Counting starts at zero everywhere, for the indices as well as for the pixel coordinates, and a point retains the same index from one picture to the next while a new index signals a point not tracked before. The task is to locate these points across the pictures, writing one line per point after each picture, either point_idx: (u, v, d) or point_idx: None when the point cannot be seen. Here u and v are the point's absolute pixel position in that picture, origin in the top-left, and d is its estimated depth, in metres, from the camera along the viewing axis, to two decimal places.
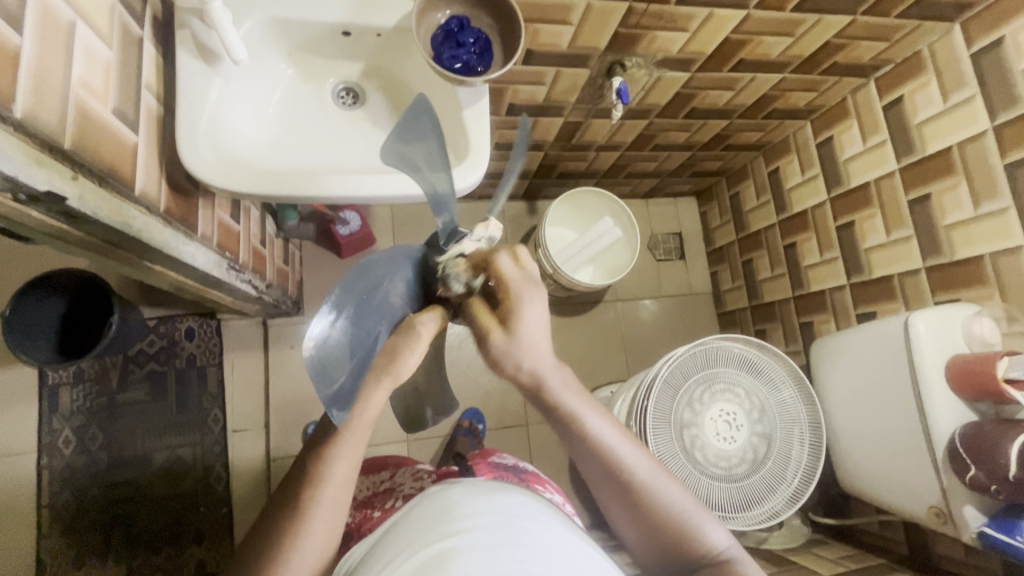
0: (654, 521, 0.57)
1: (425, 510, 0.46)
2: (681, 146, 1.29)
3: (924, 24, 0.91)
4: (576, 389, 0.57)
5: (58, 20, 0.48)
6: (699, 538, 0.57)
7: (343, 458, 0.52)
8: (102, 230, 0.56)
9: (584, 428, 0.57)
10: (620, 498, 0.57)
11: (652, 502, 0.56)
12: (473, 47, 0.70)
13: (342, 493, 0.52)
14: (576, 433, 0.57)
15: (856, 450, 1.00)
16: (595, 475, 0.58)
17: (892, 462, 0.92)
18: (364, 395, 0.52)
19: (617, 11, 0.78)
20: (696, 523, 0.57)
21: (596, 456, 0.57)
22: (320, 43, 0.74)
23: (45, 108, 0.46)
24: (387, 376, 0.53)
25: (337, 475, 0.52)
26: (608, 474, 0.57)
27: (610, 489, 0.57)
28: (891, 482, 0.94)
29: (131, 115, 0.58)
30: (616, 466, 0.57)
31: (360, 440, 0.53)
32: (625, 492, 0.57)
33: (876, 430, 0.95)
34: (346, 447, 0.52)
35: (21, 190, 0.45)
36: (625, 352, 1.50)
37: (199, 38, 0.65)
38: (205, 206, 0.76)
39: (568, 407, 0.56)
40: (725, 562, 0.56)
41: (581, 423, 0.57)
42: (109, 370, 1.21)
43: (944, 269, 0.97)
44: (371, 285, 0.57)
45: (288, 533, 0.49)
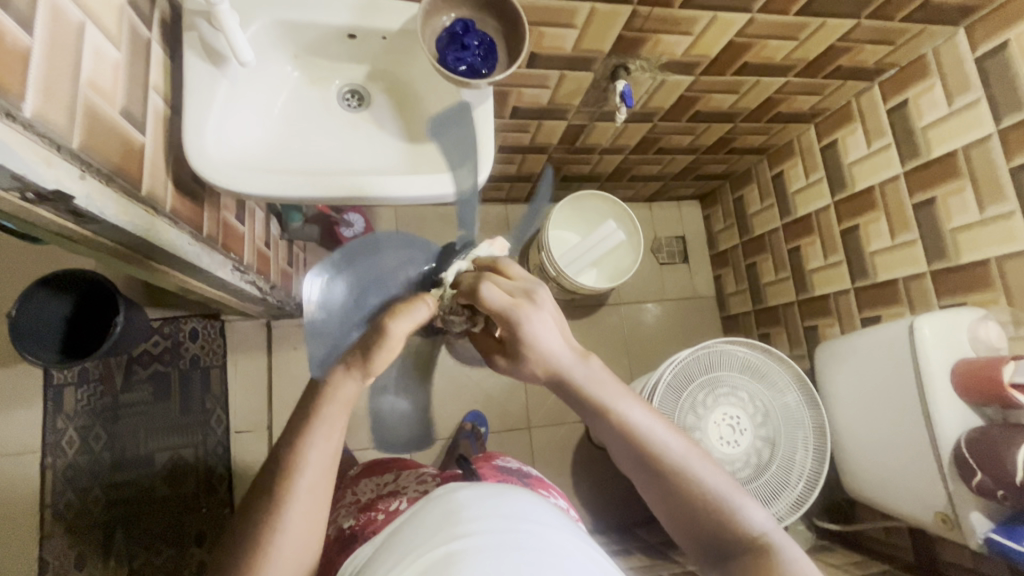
0: (687, 504, 0.50)
1: (429, 514, 0.46)
2: (685, 149, 1.29)
3: (928, 28, 0.91)
4: (604, 376, 0.54)
5: (68, 21, 0.48)
6: (739, 519, 0.49)
7: (319, 444, 0.50)
8: (109, 230, 0.56)
9: (612, 410, 0.52)
10: (649, 481, 0.51)
11: (684, 481, 0.50)
12: (477, 50, 0.70)
13: (320, 481, 0.49)
14: (603, 417, 0.52)
15: (862, 454, 0.99)
16: (624, 459, 0.52)
17: (897, 466, 0.92)
18: (333, 385, 0.52)
19: (621, 15, 0.78)
20: (736, 503, 0.49)
21: (624, 440, 0.52)
22: (327, 46, 0.74)
23: (55, 108, 0.46)
24: (358, 365, 0.54)
25: (315, 462, 0.49)
26: (636, 458, 0.51)
27: (641, 474, 0.52)
28: (896, 487, 0.93)
29: (139, 116, 0.59)
30: (646, 450, 0.51)
31: (335, 427, 0.51)
32: (655, 475, 0.51)
33: (881, 435, 0.94)
34: (320, 433, 0.50)
35: (29, 188, 0.46)
36: (628, 355, 1.49)
37: (207, 40, 0.66)
38: (210, 207, 0.77)
39: (593, 393, 0.53)
40: (766, 545, 0.47)
41: (606, 408, 0.52)
42: (113, 370, 1.22)
43: (949, 273, 0.97)
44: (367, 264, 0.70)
45: (264, 525, 0.46)
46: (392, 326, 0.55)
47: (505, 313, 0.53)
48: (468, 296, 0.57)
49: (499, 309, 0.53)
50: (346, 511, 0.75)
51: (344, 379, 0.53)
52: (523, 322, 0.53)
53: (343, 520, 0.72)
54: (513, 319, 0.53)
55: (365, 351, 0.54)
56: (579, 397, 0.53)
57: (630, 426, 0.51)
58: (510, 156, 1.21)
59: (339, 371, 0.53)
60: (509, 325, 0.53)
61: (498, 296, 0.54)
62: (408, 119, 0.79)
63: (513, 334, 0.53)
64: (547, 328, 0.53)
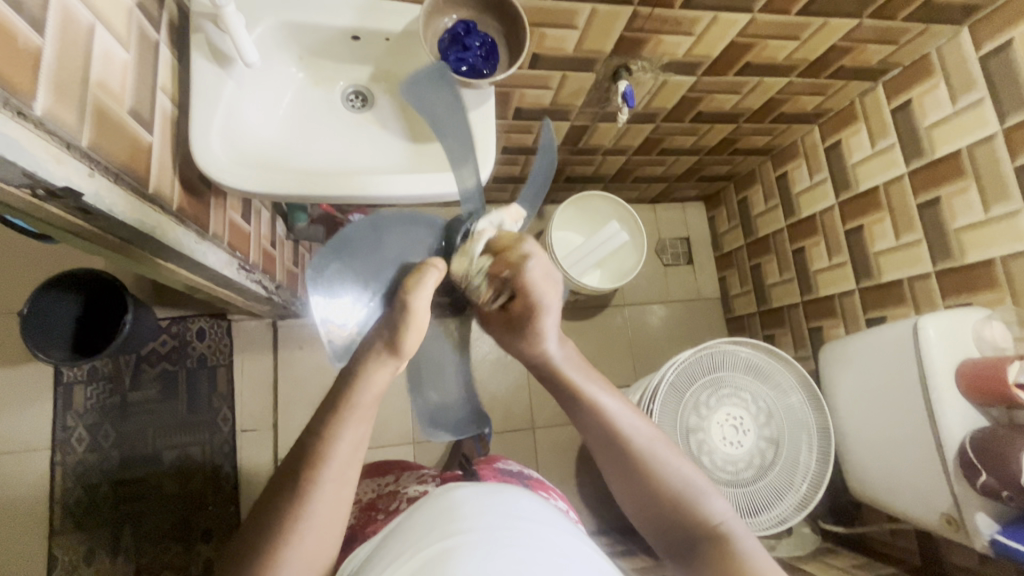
0: (652, 490, 0.55)
1: (429, 510, 0.46)
2: (688, 150, 1.29)
3: (931, 27, 0.91)
4: (578, 365, 0.62)
5: (79, 22, 0.49)
6: (699, 506, 0.54)
7: (348, 438, 0.50)
8: (116, 227, 0.57)
9: (584, 397, 0.59)
10: (618, 465, 0.57)
11: (646, 467, 0.55)
12: (478, 50, 0.71)
13: (335, 478, 0.49)
14: (576, 402, 0.60)
15: (864, 456, 0.98)
16: (595, 443, 0.59)
17: (900, 467, 0.91)
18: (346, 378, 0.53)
19: (621, 16, 0.79)
20: (696, 490, 0.55)
21: (597, 422, 0.58)
22: (331, 48, 0.75)
23: (64, 107, 0.47)
24: (390, 354, 0.53)
25: (343, 454, 0.49)
26: (607, 444, 0.57)
27: (611, 459, 0.57)
28: (900, 489, 0.92)
29: (147, 116, 0.60)
30: (617, 434, 0.57)
31: (364, 419, 0.51)
32: (623, 460, 0.57)
33: (882, 436, 0.94)
34: (351, 426, 0.50)
35: (42, 186, 0.46)
36: (632, 356, 1.49)
37: (213, 42, 0.67)
38: (216, 206, 0.78)
39: (568, 377, 0.61)
40: (723, 533, 0.52)
41: (582, 393, 0.60)
42: (122, 369, 1.23)
43: (954, 273, 0.96)
44: (366, 247, 0.61)
45: (287, 515, 0.47)
46: (413, 302, 0.54)
47: (536, 290, 0.58)
48: (509, 269, 0.59)
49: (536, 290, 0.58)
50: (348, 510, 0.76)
51: (379, 368, 0.53)
52: (543, 300, 0.59)
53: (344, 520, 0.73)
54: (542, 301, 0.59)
55: (393, 334, 0.53)
56: (559, 381, 0.61)
57: (600, 409, 0.58)
58: (514, 157, 1.22)
59: (373, 357, 0.53)
60: (529, 300, 0.59)
61: (539, 272, 0.58)
62: (412, 120, 0.80)
63: (531, 310, 0.60)
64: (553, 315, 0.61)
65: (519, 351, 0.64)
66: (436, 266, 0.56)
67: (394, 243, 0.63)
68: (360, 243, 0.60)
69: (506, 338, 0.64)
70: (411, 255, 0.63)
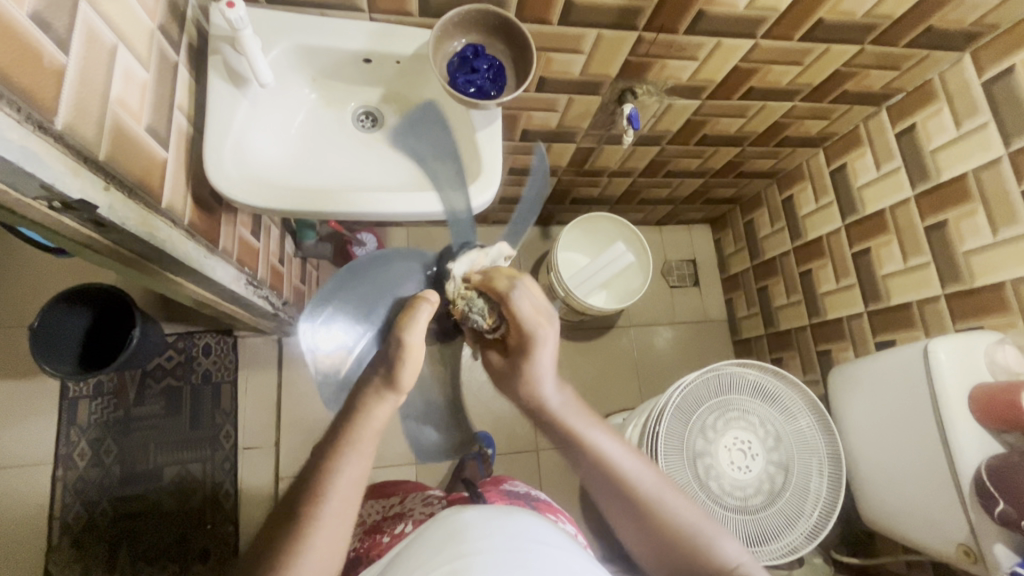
0: (661, 535, 0.55)
1: (435, 534, 0.46)
2: (694, 173, 1.30)
3: (933, 54, 0.92)
4: (577, 411, 0.62)
5: (102, 42, 0.51)
6: (715, 549, 0.53)
7: (347, 473, 0.51)
8: (128, 239, 0.58)
9: (586, 444, 0.59)
10: (626, 511, 0.57)
11: (656, 511, 0.56)
12: (487, 73, 0.72)
13: (344, 508, 0.50)
14: (579, 448, 0.59)
15: (876, 484, 0.96)
16: (601, 490, 0.58)
17: (912, 493, 0.89)
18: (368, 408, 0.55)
19: (627, 41, 0.81)
20: (708, 532, 0.54)
21: (600, 469, 0.58)
22: (344, 70, 0.77)
23: (84, 122, 0.48)
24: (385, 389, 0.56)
25: (344, 486, 0.50)
26: (612, 487, 0.57)
27: (617, 503, 0.57)
28: (913, 516, 0.90)
29: (163, 133, 0.62)
30: (621, 480, 0.57)
31: (364, 454, 0.52)
32: (630, 507, 0.57)
33: (894, 462, 0.92)
34: (349, 462, 0.51)
35: (58, 199, 0.48)
36: (638, 379, 1.48)
37: (230, 63, 0.69)
38: (227, 221, 0.80)
39: (569, 422, 0.61)
40: None
41: (582, 437, 0.60)
42: (128, 384, 1.24)
43: (964, 296, 0.95)
44: (366, 283, 0.67)
45: (289, 547, 0.46)
46: (407, 339, 0.56)
47: (529, 322, 0.62)
48: (497, 293, 0.64)
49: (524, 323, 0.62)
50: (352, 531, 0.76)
51: (378, 402, 0.56)
52: (541, 337, 0.62)
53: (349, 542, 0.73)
54: (534, 335, 0.62)
55: (389, 367, 0.56)
56: (556, 425, 0.61)
57: (603, 455, 0.58)
58: (520, 179, 1.24)
59: (371, 395, 0.56)
60: (526, 334, 0.62)
61: (527, 307, 0.62)
62: None
63: (527, 345, 0.63)
64: (550, 351, 0.63)
65: (520, 401, 0.64)
66: (430, 302, 0.59)
67: (394, 277, 0.68)
68: (359, 276, 0.66)
69: (507, 380, 0.65)
70: (403, 288, 0.68)
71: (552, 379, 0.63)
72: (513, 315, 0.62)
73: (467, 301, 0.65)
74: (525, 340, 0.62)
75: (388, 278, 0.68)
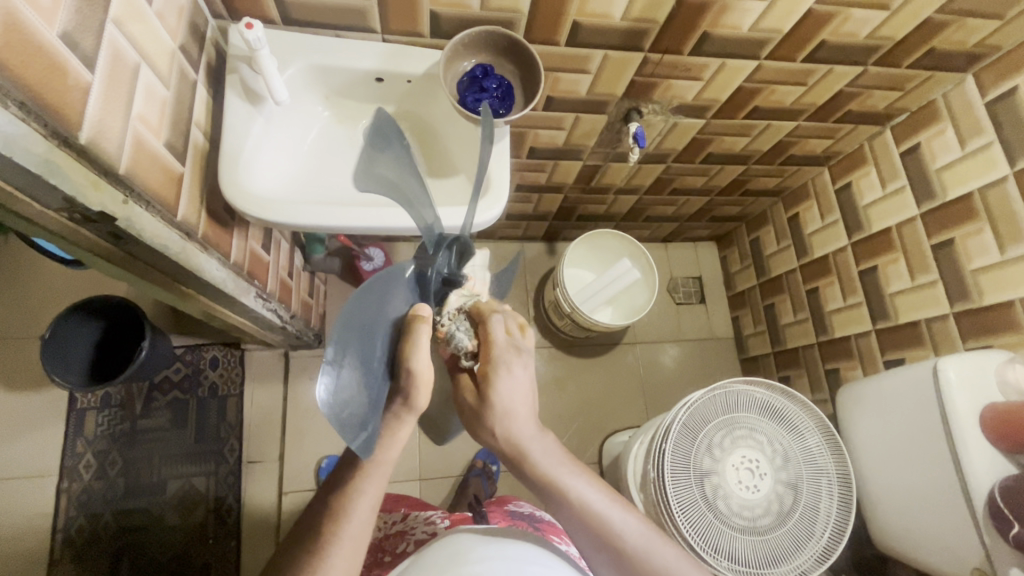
0: None
1: (438, 557, 0.53)
2: (699, 191, 1.31)
3: (936, 74, 0.94)
4: (558, 458, 0.61)
5: (125, 61, 0.52)
6: None
7: (367, 493, 0.55)
8: (144, 250, 0.59)
9: (570, 495, 0.60)
10: (610, 560, 0.59)
11: (642, 562, 0.58)
12: (496, 92, 0.74)
13: (363, 529, 0.55)
14: (562, 500, 0.59)
15: (888, 510, 0.95)
16: (585, 540, 0.60)
17: (926, 520, 0.87)
18: (388, 432, 0.55)
19: (633, 62, 0.82)
20: None
21: (585, 521, 0.59)
22: (356, 89, 0.79)
23: (106, 137, 0.49)
24: (402, 411, 0.55)
25: (362, 509, 0.55)
26: (596, 539, 0.59)
27: (601, 553, 0.59)
28: (925, 542, 0.89)
29: (180, 148, 0.63)
30: (605, 532, 0.59)
31: (382, 479, 0.56)
32: (614, 557, 0.59)
33: (908, 486, 0.90)
34: (369, 483, 0.55)
35: (78, 210, 0.49)
36: (644, 396, 1.47)
37: (247, 82, 0.71)
38: (239, 234, 0.81)
39: (549, 471, 0.60)
40: None
41: (566, 489, 0.60)
42: (135, 396, 1.25)
43: (974, 314, 0.94)
44: (372, 304, 0.53)
45: (312, 560, 0.52)
46: (413, 365, 0.53)
47: (495, 351, 0.60)
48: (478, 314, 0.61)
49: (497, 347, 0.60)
50: None
51: (400, 428, 0.55)
52: (504, 371, 0.60)
53: None
54: (495, 363, 0.60)
55: (404, 396, 0.54)
56: (534, 475, 0.60)
57: (587, 507, 0.59)
58: (527, 195, 1.25)
59: (392, 420, 0.55)
60: (490, 365, 0.60)
61: (500, 332, 0.60)
62: (430, 157, 0.83)
63: (489, 379, 0.60)
64: (515, 389, 0.61)
65: (492, 444, 0.62)
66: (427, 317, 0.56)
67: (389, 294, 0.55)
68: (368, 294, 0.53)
69: (474, 425, 0.62)
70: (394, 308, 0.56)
71: (527, 421, 0.61)
72: (486, 341, 0.60)
73: (450, 323, 0.60)
74: (489, 364, 0.59)
75: (382, 299, 0.54)
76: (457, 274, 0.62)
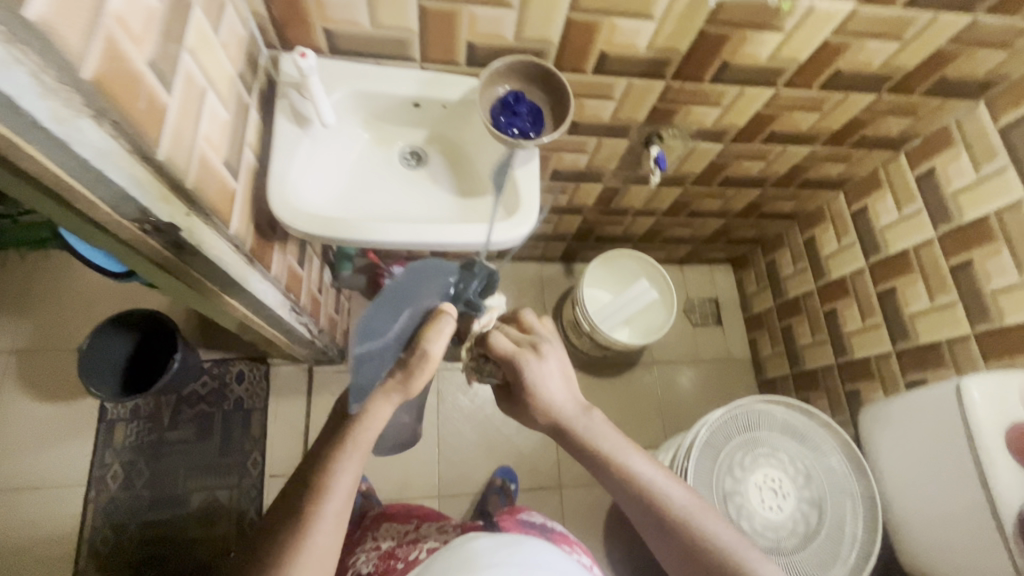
0: (698, 556, 0.56)
1: (450, 561, 0.54)
2: (715, 213, 1.34)
3: (949, 102, 0.97)
4: (607, 432, 0.64)
5: (197, 86, 0.57)
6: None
7: (347, 469, 0.57)
8: (199, 261, 0.63)
9: (618, 465, 0.61)
10: (662, 532, 0.58)
11: (693, 532, 0.57)
12: (527, 116, 0.78)
13: (343, 505, 0.56)
14: (611, 470, 0.62)
15: (924, 519, 0.92)
16: (634, 511, 0.60)
17: (961, 526, 0.85)
18: (374, 407, 0.63)
19: (655, 88, 0.87)
20: (747, 556, 0.55)
21: (632, 491, 0.60)
22: (394, 113, 0.84)
23: (180, 154, 0.54)
24: (397, 388, 0.64)
25: (342, 487, 0.56)
26: (645, 509, 0.59)
27: (652, 526, 0.59)
28: (969, 549, 0.85)
29: (235, 167, 0.68)
30: (654, 501, 0.59)
31: (358, 455, 0.59)
32: (664, 528, 0.58)
33: (938, 491, 0.89)
34: (350, 459, 0.58)
35: (149, 221, 0.54)
36: (661, 417, 1.47)
37: (295, 106, 0.76)
38: (279, 250, 0.85)
39: (597, 445, 0.63)
40: None
41: (614, 461, 0.62)
42: (163, 408, 1.28)
43: (996, 335, 0.95)
44: (407, 292, 0.73)
45: (292, 534, 0.52)
46: (430, 348, 0.66)
47: (509, 355, 0.67)
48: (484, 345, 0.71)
49: (512, 353, 0.67)
50: (367, 551, 0.77)
51: (385, 403, 0.64)
52: (528, 363, 0.66)
53: (361, 565, 0.73)
54: (513, 359, 0.67)
55: (404, 373, 0.65)
56: (584, 448, 0.64)
57: (635, 477, 0.60)
58: (548, 216, 1.29)
59: (382, 396, 0.64)
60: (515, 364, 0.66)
61: (505, 342, 0.68)
62: (461, 177, 0.88)
63: (517, 374, 0.66)
64: (552, 373, 0.66)
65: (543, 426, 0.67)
66: (450, 316, 0.68)
67: (425, 288, 0.75)
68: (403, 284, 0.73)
69: (520, 412, 0.68)
70: (426, 300, 0.74)
71: (571, 402, 0.66)
72: (495, 351, 0.68)
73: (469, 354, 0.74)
74: (513, 368, 0.67)
75: (414, 291, 0.74)
76: (478, 301, 0.79)
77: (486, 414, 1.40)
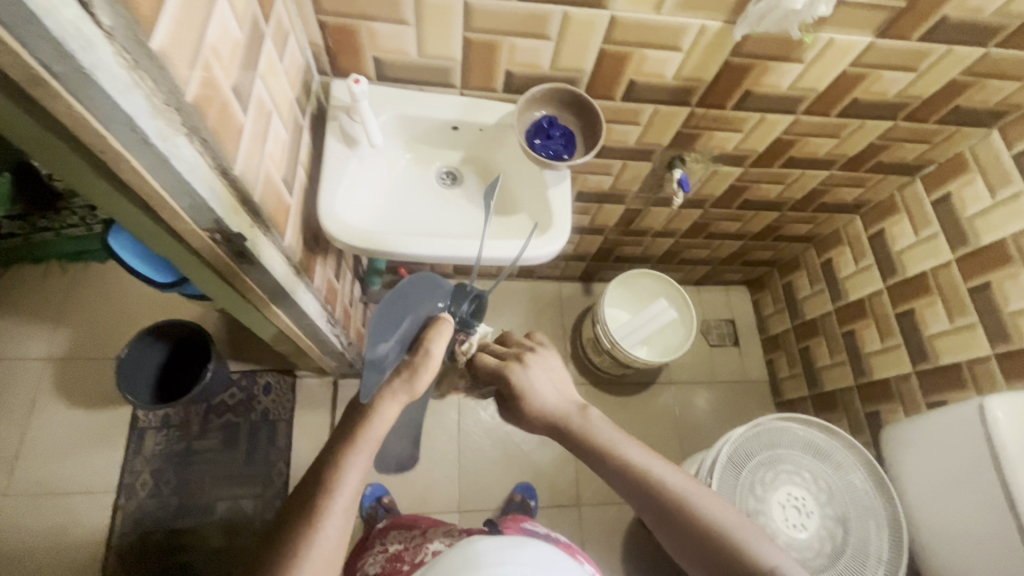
0: (694, 535, 0.59)
1: (451, 559, 0.55)
2: (733, 235, 1.38)
3: (962, 130, 1.01)
4: (604, 425, 0.69)
5: (266, 109, 0.62)
6: (751, 550, 0.56)
7: (355, 464, 0.60)
8: (256, 269, 0.67)
9: (616, 454, 0.65)
10: (659, 516, 0.61)
11: (687, 510, 0.60)
12: (560, 139, 0.83)
13: (352, 499, 0.58)
14: (608, 459, 0.65)
15: (942, 526, 0.94)
16: (633, 497, 0.63)
17: (976, 529, 0.88)
18: (381, 406, 0.65)
19: (680, 115, 0.91)
20: (739, 535, 0.58)
21: (628, 477, 0.64)
22: (432, 135, 0.89)
23: (250, 170, 0.58)
24: (403, 387, 0.68)
25: (349, 484, 0.58)
26: (641, 492, 0.63)
27: (650, 510, 0.62)
28: (984, 554, 0.87)
29: (290, 184, 0.72)
30: (649, 484, 0.62)
31: (366, 450, 0.61)
32: (660, 510, 0.61)
33: (953, 496, 0.92)
34: (358, 455, 0.60)
35: (221, 231, 0.58)
36: (679, 437, 1.48)
37: (344, 128, 0.81)
38: (320, 263, 0.90)
39: (595, 437, 0.68)
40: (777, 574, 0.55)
41: (610, 450, 0.66)
42: (192, 418, 1.31)
43: (1016, 356, 0.96)
44: (413, 298, 0.75)
45: (305, 525, 0.54)
46: (431, 348, 0.71)
47: (497, 369, 0.77)
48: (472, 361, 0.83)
49: (498, 367, 0.77)
50: (374, 556, 0.80)
51: (392, 400, 0.66)
52: (517, 370, 0.75)
53: (369, 566, 0.77)
54: (503, 367, 0.76)
55: (410, 371, 0.69)
56: (582, 442, 0.69)
57: (629, 463, 0.64)
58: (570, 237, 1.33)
59: (391, 392, 0.67)
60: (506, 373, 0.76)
61: (488, 360, 0.79)
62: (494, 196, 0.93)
63: (509, 382, 0.75)
64: (538, 379, 0.74)
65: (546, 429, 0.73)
66: (447, 320, 0.75)
67: (424, 296, 0.77)
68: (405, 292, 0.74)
69: (519, 418, 0.74)
70: (427, 309, 0.78)
71: (569, 404, 0.72)
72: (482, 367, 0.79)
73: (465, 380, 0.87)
74: (502, 375, 0.76)
75: (417, 299, 0.76)
76: (471, 321, 0.82)
77: (506, 430, 1.41)
